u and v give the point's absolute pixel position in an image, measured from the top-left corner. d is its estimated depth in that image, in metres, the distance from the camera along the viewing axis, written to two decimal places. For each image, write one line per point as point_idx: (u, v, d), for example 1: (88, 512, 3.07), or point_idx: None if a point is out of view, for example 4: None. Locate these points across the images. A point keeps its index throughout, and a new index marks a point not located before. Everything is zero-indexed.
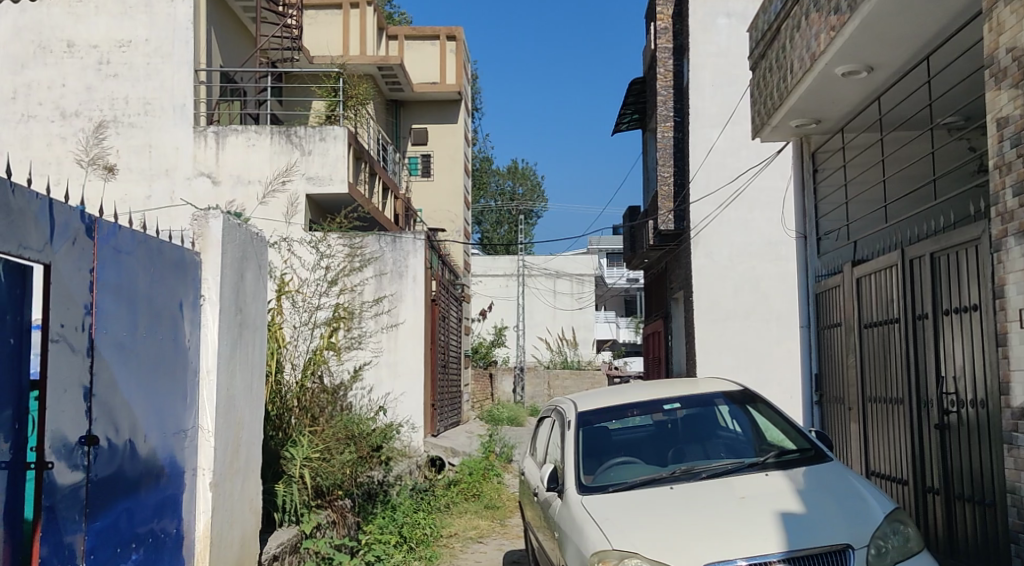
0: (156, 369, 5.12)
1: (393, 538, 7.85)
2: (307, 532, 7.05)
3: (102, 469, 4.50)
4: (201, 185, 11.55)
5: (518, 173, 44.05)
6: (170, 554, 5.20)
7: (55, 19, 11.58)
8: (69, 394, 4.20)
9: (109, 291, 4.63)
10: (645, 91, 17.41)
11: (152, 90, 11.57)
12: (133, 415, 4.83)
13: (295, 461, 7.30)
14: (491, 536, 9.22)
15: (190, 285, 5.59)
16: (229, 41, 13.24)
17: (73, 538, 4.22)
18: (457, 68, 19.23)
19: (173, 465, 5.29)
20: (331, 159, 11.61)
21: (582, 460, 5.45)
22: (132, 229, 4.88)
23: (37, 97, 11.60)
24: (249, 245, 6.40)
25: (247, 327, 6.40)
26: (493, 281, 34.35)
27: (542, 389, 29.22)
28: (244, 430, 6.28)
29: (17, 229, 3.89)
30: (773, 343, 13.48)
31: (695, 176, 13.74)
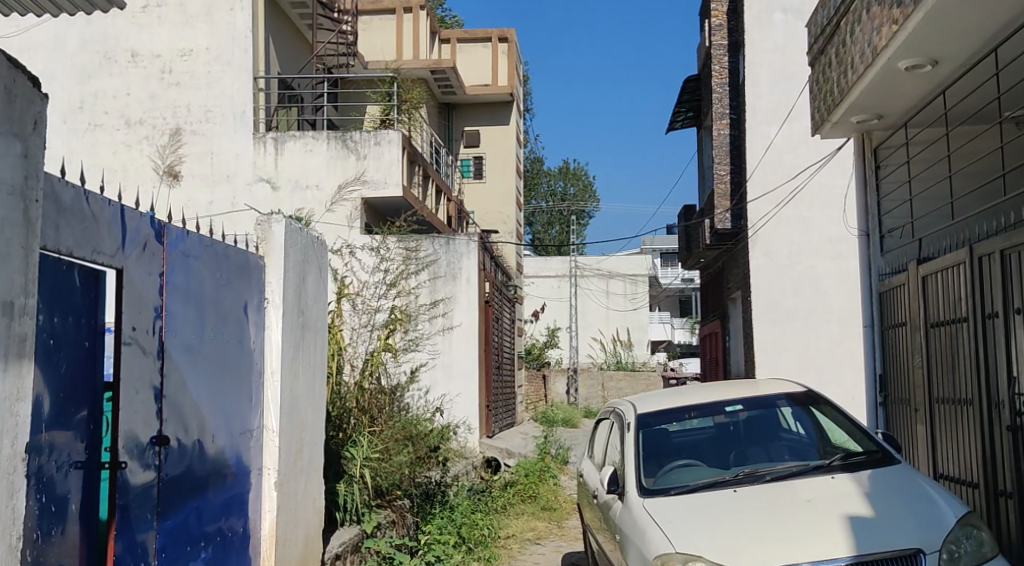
0: (223, 371, 5.23)
1: (452, 537, 7.83)
2: (368, 532, 7.18)
3: (172, 468, 4.61)
4: (261, 191, 11.75)
5: (571, 173, 43.96)
6: (238, 552, 5.31)
7: (120, 29, 11.92)
8: (139, 394, 4.29)
9: (179, 295, 4.75)
10: (700, 88, 17.27)
11: (213, 97, 11.81)
12: (201, 416, 4.94)
13: (356, 461, 7.38)
14: (549, 538, 9.24)
15: (254, 287, 5.70)
16: (286, 48, 13.46)
17: (145, 536, 4.33)
18: (510, 68, 19.27)
19: (239, 464, 5.41)
20: (386, 162, 11.68)
21: (643, 463, 5.41)
22: (199, 234, 4.98)
23: (103, 106, 11.93)
24: (310, 248, 6.51)
25: (310, 329, 6.50)
26: (546, 282, 34.34)
27: (596, 390, 29.14)
28: (308, 429, 6.38)
29: (92, 235, 3.96)
30: (834, 344, 13.26)
31: (753, 174, 13.57)
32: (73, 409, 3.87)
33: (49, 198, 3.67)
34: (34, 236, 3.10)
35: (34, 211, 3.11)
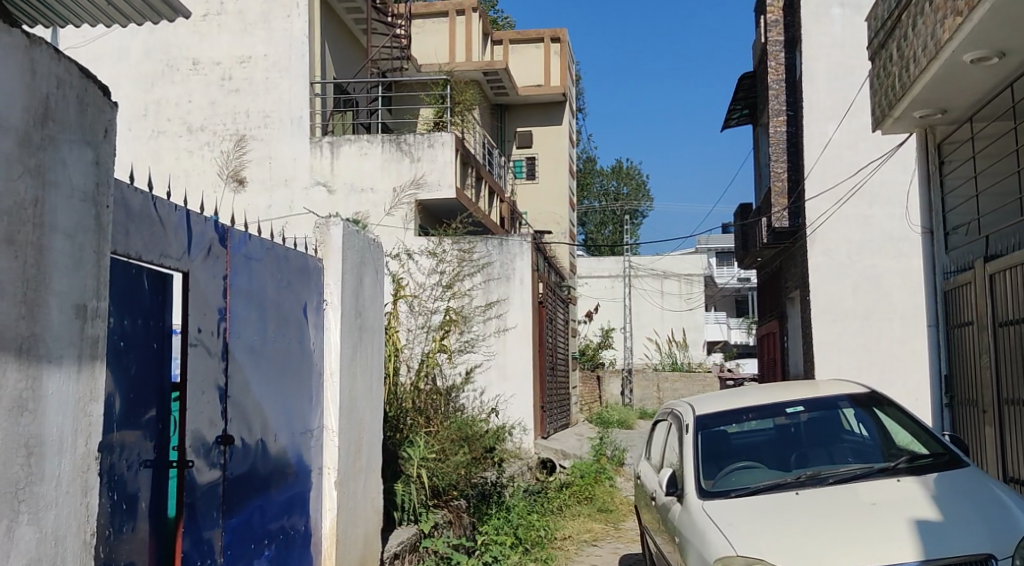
0: (284, 372, 5.32)
1: (509, 538, 7.88)
2: (426, 532, 7.21)
3: (236, 467, 4.70)
4: (318, 194, 11.91)
5: (624, 173, 43.73)
6: (299, 550, 5.39)
7: (182, 38, 12.20)
8: (204, 394, 4.38)
9: (242, 297, 4.85)
10: (756, 85, 17.04)
11: (271, 103, 12.01)
12: (264, 416, 5.03)
13: (413, 462, 7.43)
14: (606, 539, 9.22)
15: (314, 289, 5.79)
16: (342, 52, 13.62)
17: (211, 533, 4.43)
18: (562, 68, 19.24)
19: (300, 463, 5.49)
20: (440, 164, 11.76)
21: (702, 465, 5.35)
22: (261, 237, 5.08)
23: (166, 114, 12.22)
24: (367, 250, 6.58)
25: (367, 330, 6.58)
26: (599, 282, 34.20)
27: (651, 391, 28.93)
28: (366, 430, 6.46)
29: (160, 240, 4.06)
30: (896, 344, 13.00)
31: (811, 171, 13.33)
32: (143, 409, 3.96)
33: (120, 204, 3.77)
34: (105, 240, 3.18)
35: (105, 216, 3.20)
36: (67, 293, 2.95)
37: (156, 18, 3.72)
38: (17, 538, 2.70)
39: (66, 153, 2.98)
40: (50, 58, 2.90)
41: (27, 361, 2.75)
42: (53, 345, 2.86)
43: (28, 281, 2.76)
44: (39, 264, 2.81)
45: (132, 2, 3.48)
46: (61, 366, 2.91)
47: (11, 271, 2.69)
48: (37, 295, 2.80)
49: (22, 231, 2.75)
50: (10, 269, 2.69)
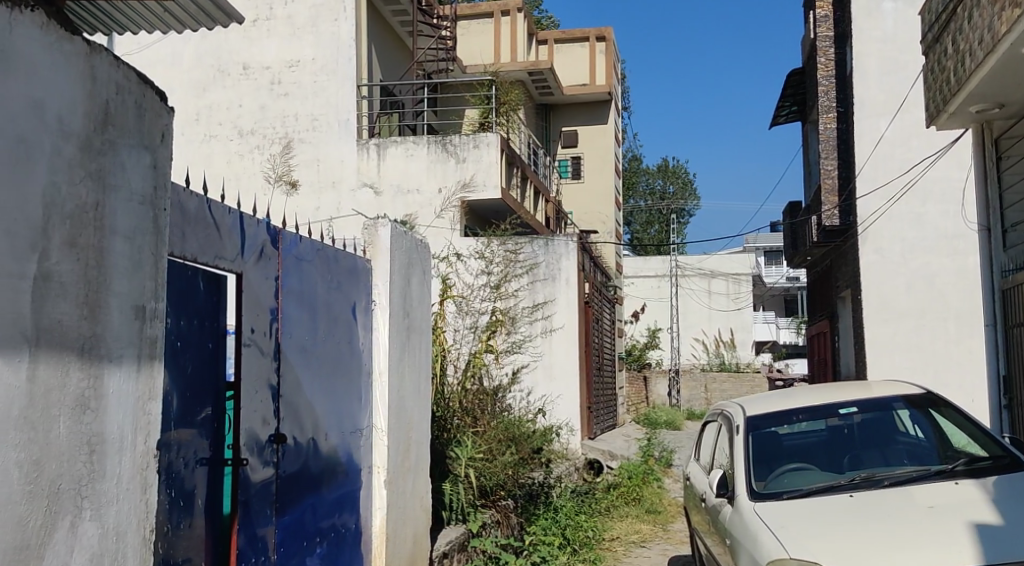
0: (335, 371, 5.39)
1: (557, 539, 7.88)
2: (474, 531, 7.24)
3: (289, 466, 4.77)
4: (365, 196, 12.02)
5: (670, 172, 43.43)
6: (350, 548, 5.45)
7: (233, 44, 12.41)
8: (258, 393, 4.45)
9: (294, 297, 4.92)
10: (805, 82, 16.80)
11: (319, 106, 12.15)
12: (315, 415, 5.09)
13: (461, 461, 7.49)
14: (655, 540, 9.17)
15: (362, 290, 5.85)
16: (388, 55, 13.73)
17: (265, 531, 4.50)
18: (607, 67, 19.17)
19: (350, 462, 5.55)
20: (485, 165, 11.79)
21: (753, 466, 5.29)
22: (312, 238, 5.15)
23: (217, 118, 12.43)
24: (415, 251, 6.63)
25: (415, 330, 6.63)
26: (646, 282, 33.99)
27: (699, 392, 28.70)
28: (414, 429, 6.50)
29: (214, 241, 4.13)
30: (951, 343, 12.73)
31: (862, 169, 13.10)
32: (199, 407, 4.04)
33: (176, 207, 3.85)
34: (162, 242, 3.25)
35: (163, 219, 3.27)
36: (126, 294, 3.02)
37: (210, 25, 3.79)
38: (80, 533, 2.77)
39: (125, 158, 3.05)
40: (109, 64, 2.97)
41: (89, 361, 2.82)
42: (114, 345, 2.94)
43: (90, 283, 2.83)
44: (100, 267, 2.88)
45: (186, 10, 3.55)
46: (121, 366, 2.98)
47: (74, 273, 2.76)
48: (98, 296, 2.87)
49: (84, 235, 2.82)
50: (73, 270, 2.76)
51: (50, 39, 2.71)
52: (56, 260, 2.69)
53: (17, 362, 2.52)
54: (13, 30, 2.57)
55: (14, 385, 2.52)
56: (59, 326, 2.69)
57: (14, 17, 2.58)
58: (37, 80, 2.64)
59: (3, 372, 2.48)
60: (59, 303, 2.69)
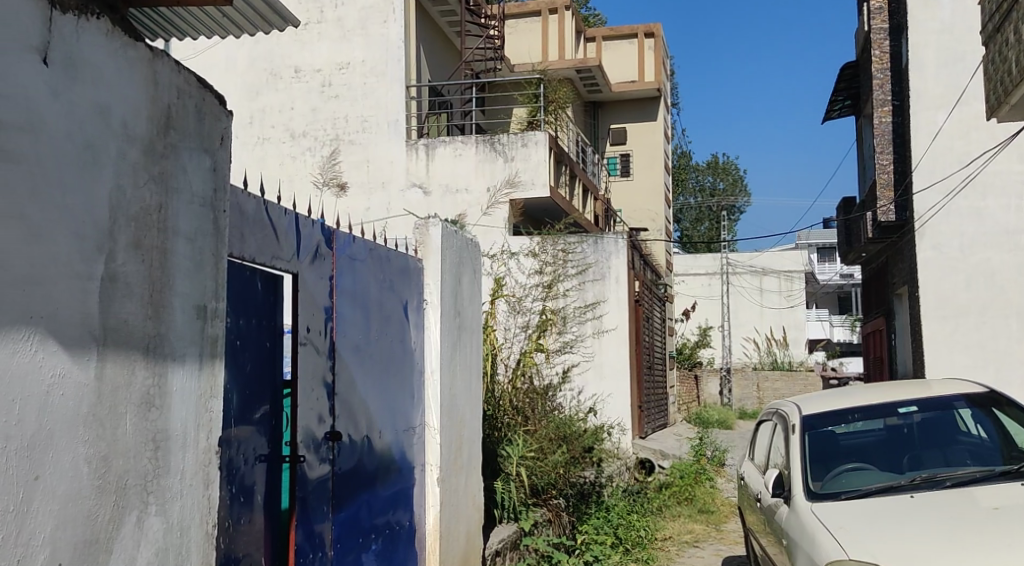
0: (388, 370, 5.44)
1: (609, 538, 7.84)
2: (526, 529, 7.27)
3: (344, 463, 4.83)
4: (415, 196, 12.11)
5: (720, 168, 42.99)
6: (404, 545, 5.50)
7: (285, 47, 12.58)
8: (313, 391, 4.51)
9: (347, 297, 4.98)
10: (859, 76, 16.50)
11: (369, 107, 12.25)
12: (369, 413, 5.15)
13: (512, 459, 7.52)
14: (708, 540, 9.09)
15: (414, 289, 5.90)
16: (436, 55, 13.78)
17: (322, 527, 4.56)
18: (657, 64, 19.04)
19: (404, 460, 5.60)
20: (534, 163, 11.82)
21: (810, 466, 5.21)
22: (364, 238, 5.21)
23: (270, 121, 12.59)
24: (465, 250, 6.66)
25: (466, 329, 6.66)
26: (696, 280, 33.66)
27: (751, 391, 28.35)
28: (466, 428, 6.53)
29: (271, 242, 4.20)
30: (1013, 341, 12.42)
31: (919, 163, 12.81)
32: (257, 405, 4.11)
33: (235, 208, 3.92)
34: (222, 243, 3.31)
35: (222, 220, 3.33)
36: (188, 294, 3.08)
37: (266, 29, 3.85)
38: (146, 528, 2.84)
39: (187, 161, 3.11)
40: (170, 69, 3.05)
41: (154, 359, 2.89)
42: (177, 344, 3.01)
43: (154, 283, 2.90)
44: (163, 267, 2.95)
45: (244, 14, 3.62)
46: (184, 364, 3.05)
47: (140, 273, 2.84)
48: (162, 295, 2.94)
49: (148, 236, 2.89)
50: (138, 271, 2.83)
51: (115, 45, 2.78)
52: (123, 261, 2.77)
53: (85, 361, 2.59)
54: (81, 37, 2.64)
55: (84, 383, 2.59)
56: (125, 325, 2.77)
57: (82, 24, 2.65)
58: (103, 86, 2.71)
59: (73, 370, 2.55)
60: (125, 304, 2.76)
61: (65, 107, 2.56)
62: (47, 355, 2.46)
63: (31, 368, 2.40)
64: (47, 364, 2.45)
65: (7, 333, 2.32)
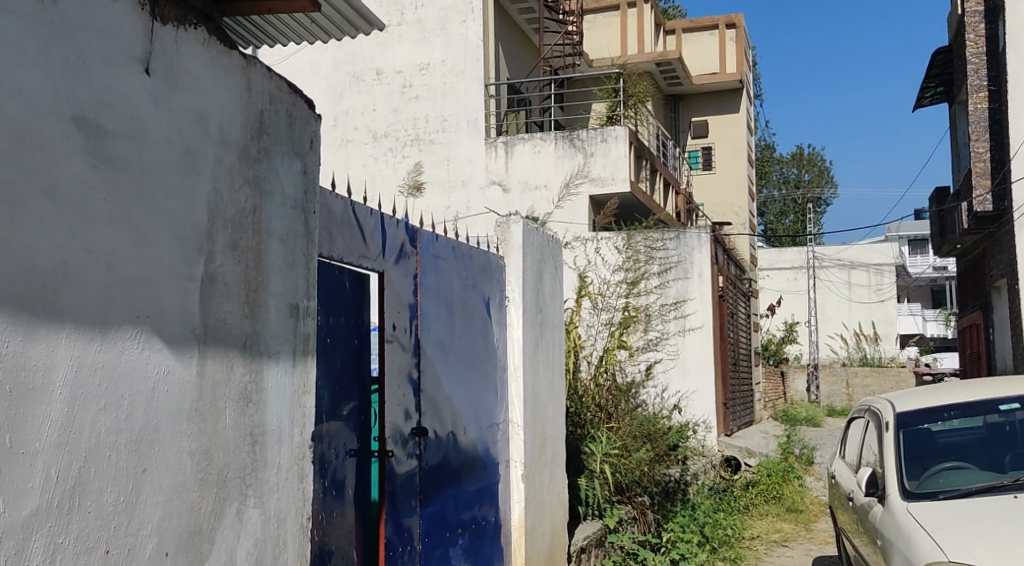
0: (471, 367, 5.50)
1: (696, 536, 7.75)
2: (611, 527, 7.28)
3: (430, 459, 4.90)
4: (494, 194, 12.17)
5: (805, 159, 42.01)
6: (491, 540, 5.55)
7: (367, 50, 12.80)
8: (398, 388, 4.59)
9: (432, 295, 5.06)
10: (952, 61, 15.89)
11: (448, 107, 12.37)
12: (454, 410, 5.22)
13: (596, 457, 7.53)
14: (797, 540, 8.91)
15: (496, 286, 5.94)
16: (514, 53, 13.82)
17: (410, 521, 4.65)
18: (738, 55, 18.71)
19: (489, 456, 5.65)
20: (613, 159, 11.79)
21: (905, 465, 5.06)
22: (447, 237, 5.27)
23: (353, 123, 12.81)
24: (546, 247, 6.68)
25: (548, 327, 6.67)
26: (782, 274, 32.91)
27: (840, 388, 27.60)
28: (549, 424, 6.55)
29: (357, 241, 4.29)
30: None
31: (1017, 152, 12.29)
32: (346, 401, 4.20)
33: (324, 210, 4.02)
34: (313, 243, 3.40)
35: (313, 221, 3.42)
36: (283, 294, 3.18)
37: (353, 33, 3.94)
38: (246, 520, 2.95)
39: (279, 164, 3.21)
40: (263, 75, 3.14)
41: (251, 356, 3.00)
42: (272, 342, 3.11)
43: (250, 283, 3.00)
44: (259, 267, 3.05)
45: (332, 19, 3.70)
46: (279, 361, 3.15)
47: (237, 273, 2.94)
48: (257, 295, 3.04)
49: (244, 237, 2.99)
50: (235, 272, 2.94)
51: (211, 54, 2.88)
52: (220, 262, 2.87)
53: (188, 358, 2.70)
54: (179, 46, 2.75)
55: (187, 379, 2.70)
56: (224, 323, 2.87)
57: (181, 34, 2.76)
58: (201, 94, 2.82)
59: (177, 367, 2.66)
60: (223, 303, 2.86)
61: (166, 116, 2.66)
62: (153, 353, 2.57)
63: (139, 365, 2.51)
64: (153, 361, 2.56)
65: (116, 332, 2.44)
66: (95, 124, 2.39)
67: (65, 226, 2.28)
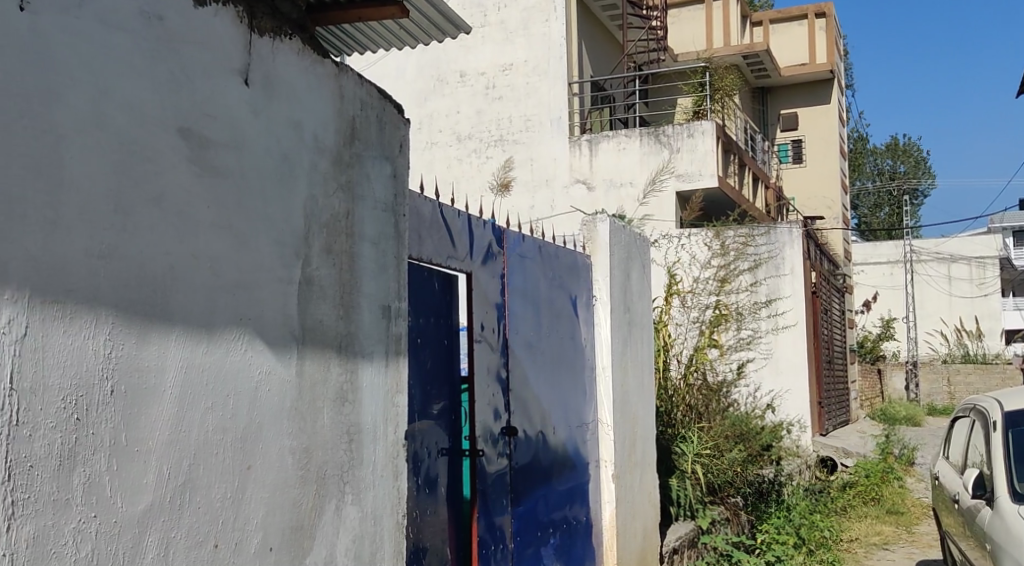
0: (559, 366, 5.51)
1: (792, 538, 7.58)
2: (704, 528, 7.19)
3: (520, 458, 4.93)
4: (579, 192, 12.13)
5: (900, 150, 40.62)
6: (582, 539, 5.55)
7: (450, 53, 12.92)
8: (487, 387, 4.62)
9: (519, 294, 5.08)
10: None
11: (532, 107, 12.41)
12: (544, 409, 5.24)
13: (687, 457, 7.42)
14: (898, 543, 8.64)
15: (583, 285, 5.93)
16: (597, 51, 13.76)
17: (502, 519, 4.68)
18: (829, 44, 18.20)
19: (578, 456, 5.64)
20: (701, 154, 11.64)
21: (1015, 466, 4.84)
22: (534, 237, 5.29)
23: (438, 125, 12.93)
24: (634, 244, 6.63)
25: (636, 325, 6.63)
26: (877, 269, 31.79)
27: (941, 385, 26.60)
28: (639, 424, 6.51)
29: (445, 241, 4.34)
30: None
31: None
32: (437, 400, 4.26)
33: (413, 212, 4.09)
34: (404, 245, 3.46)
35: (403, 224, 3.48)
36: (375, 295, 3.24)
37: (439, 37, 3.99)
38: (344, 516, 3.02)
39: (371, 168, 3.28)
40: (355, 83, 3.22)
41: (346, 356, 3.07)
42: (366, 342, 3.18)
43: (344, 286, 3.08)
44: (352, 270, 3.12)
45: (420, 25, 3.77)
46: (373, 361, 3.22)
47: (332, 276, 3.02)
48: (352, 297, 3.11)
49: (338, 242, 3.06)
50: (330, 275, 3.01)
51: (306, 63, 2.97)
52: (316, 266, 2.95)
53: (287, 358, 2.79)
54: (276, 57, 2.83)
55: (287, 379, 2.78)
56: (321, 325, 2.95)
57: (277, 45, 2.85)
58: (297, 103, 2.91)
59: (277, 368, 2.74)
60: (319, 305, 2.94)
61: (263, 124, 2.75)
62: (256, 354, 2.65)
63: (242, 365, 2.60)
64: (255, 361, 2.65)
65: (221, 334, 2.53)
66: (198, 134, 2.49)
67: (173, 233, 2.38)
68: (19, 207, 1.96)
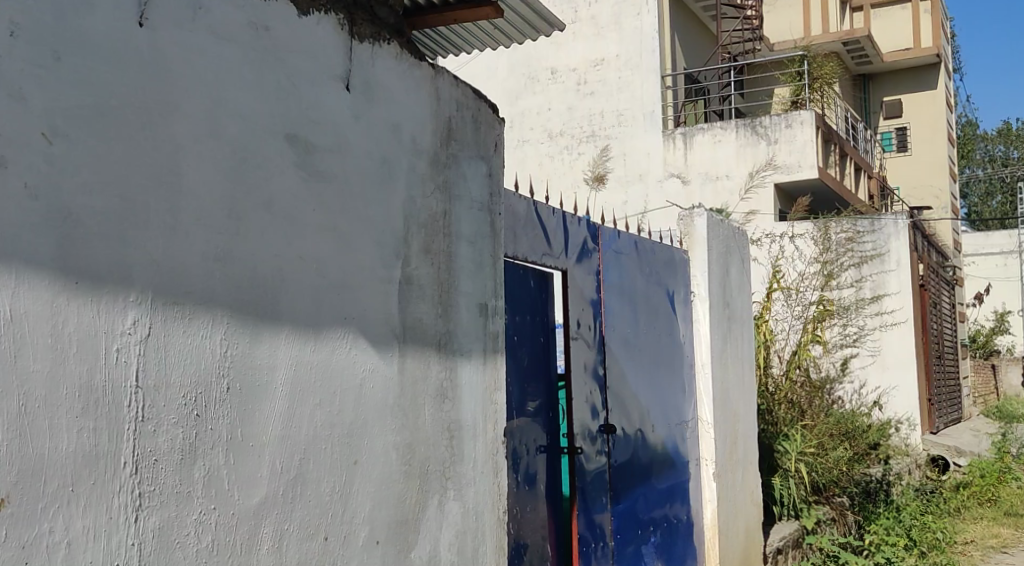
0: (657, 364, 5.46)
1: (903, 539, 7.24)
2: (809, 528, 7.00)
3: (619, 455, 4.91)
4: (673, 186, 11.95)
5: (1013, 135, 38.58)
6: (683, 538, 5.49)
7: (541, 51, 12.94)
8: (585, 384, 4.62)
9: (615, 291, 5.06)
10: None
11: (624, 101, 12.31)
12: (642, 407, 5.21)
13: (790, 455, 7.21)
14: (1018, 546, 8.23)
15: (681, 281, 5.86)
16: (691, 43, 13.58)
17: (601, 516, 4.67)
18: (935, 27, 17.42)
19: (678, 454, 5.58)
20: (799, 145, 11.37)
21: None
22: (629, 233, 5.25)
23: (530, 123, 12.95)
24: (732, 239, 6.52)
25: (736, 321, 6.51)
26: (989, 259, 29.89)
27: None
28: (741, 422, 6.40)
29: (541, 239, 4.36)
30: None
31: None
32: (533, 397, 4.28)
33: (509, 210, 4.12)
34: (499, 243, 3.49)
35: (499, 223, 3.50)
36: (472, 293, 3.28)
37: (532, 36, 4.01)
38: (447, 511, 3.07)
39: (467, 168, 3.32)
40: (450, 84, 3.27)
41: (446, 354, 3.12)
42: (464, 340, 3.22)
43: (443, 285, 3.13)
44: (450, 270, 3.17)
45: (513, 25, 3.80)
46: (472, 359, 3.26)
47: (431, 275, 3.07)
48: (450, 296, 3.16)
49: (436, 241, 3.11)
50: (429, 274, 3.06)
51: (403, 67, 3.03)
52: (415, 265, 3.00)
53: (390, 355, 2.85)
54: (375, 62, 2.90)
55: (389, 376, 2.84)
56: (420, 323, 3.00)
57: (376, 50, 2.91)
58: (395, 106, 2.97)
59: (380, 366, 2.81)
60: (419, 304, 3.00)
61: (364, 128, 2.82)
62: (360, 353, 2.72)
63: (347, 363, 2.67)
64: (360, 359, 2.72)
65: (328, 333, 2.61)
66: (303, 140, 2.57)
67: (282, 236, 2.46)
68: (140, 213, 2.06)
